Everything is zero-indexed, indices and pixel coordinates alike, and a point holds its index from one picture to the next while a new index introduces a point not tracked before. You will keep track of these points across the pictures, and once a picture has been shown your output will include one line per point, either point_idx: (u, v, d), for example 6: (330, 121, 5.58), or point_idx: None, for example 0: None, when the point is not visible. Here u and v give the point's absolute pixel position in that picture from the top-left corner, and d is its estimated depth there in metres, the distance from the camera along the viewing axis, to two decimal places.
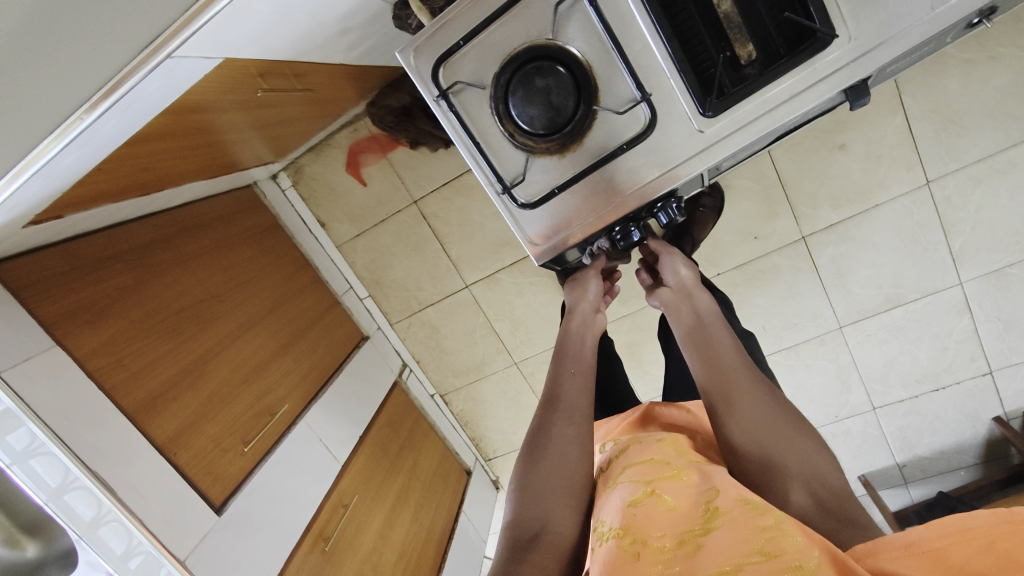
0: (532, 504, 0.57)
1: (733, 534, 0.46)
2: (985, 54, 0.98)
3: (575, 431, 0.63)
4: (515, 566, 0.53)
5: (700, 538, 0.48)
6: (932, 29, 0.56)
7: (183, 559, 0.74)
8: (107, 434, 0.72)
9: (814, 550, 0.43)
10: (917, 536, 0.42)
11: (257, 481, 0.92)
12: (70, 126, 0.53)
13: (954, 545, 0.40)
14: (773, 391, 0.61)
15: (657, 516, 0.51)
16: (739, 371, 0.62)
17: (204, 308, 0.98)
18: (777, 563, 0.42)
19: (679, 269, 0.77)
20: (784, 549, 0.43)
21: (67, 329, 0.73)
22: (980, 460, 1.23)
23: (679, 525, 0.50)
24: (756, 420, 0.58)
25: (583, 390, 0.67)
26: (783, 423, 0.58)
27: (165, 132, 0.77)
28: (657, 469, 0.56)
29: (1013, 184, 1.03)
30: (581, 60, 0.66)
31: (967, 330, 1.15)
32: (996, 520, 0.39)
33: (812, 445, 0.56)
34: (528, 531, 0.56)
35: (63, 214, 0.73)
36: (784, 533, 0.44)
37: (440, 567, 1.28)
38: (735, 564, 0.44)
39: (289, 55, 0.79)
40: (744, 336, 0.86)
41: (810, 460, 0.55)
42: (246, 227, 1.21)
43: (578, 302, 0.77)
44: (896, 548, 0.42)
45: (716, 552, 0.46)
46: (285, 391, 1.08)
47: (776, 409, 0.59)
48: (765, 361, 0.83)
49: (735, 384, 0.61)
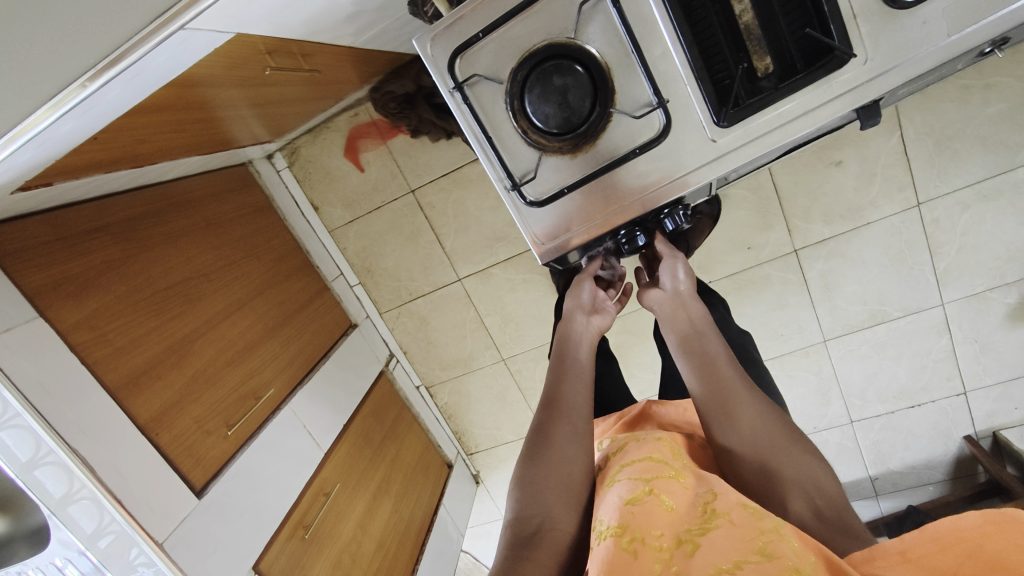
0: (533, 502, 0.58)
1: (732, 534, 0.47)
2: (981, 82, 1.00)
3: (575, 431, 0.63)
4: (516, 563, 0.53)
5: (698, 537, 0.48)
6: (946, 55, 0.58)
7: (162, 542, 0.73)
8: (89, 411, 0.70)
9: (810, 555, 0.45)
10: (910, 542, 0.43)
11: (239, 465, 0.90)
12: (67, 97, 0.51)
13: (944, 550, 0.41)
14: (768, 402, 0.62)
15: (657, 515, 0.52)
16: (734, 380, 0.63)
17: (193, 286, 0.96)
18: (775, 564, 0.44)
19: (678, 274, 0.74)
20: (783, 552, 0.44)
21: (50, 301, 0.71)
22: (948, 476, 1.27)
23: (677, 525, 0.51)
24: (755, 432, 0.59)
25: (583, 391, 0.68)
26: (782, 435, 0.58)
27: (164, 105, 0.75)
28: (657, 468, 0.57)
29: (999, 211, 1.06)
30: (600, 60, 0.66)
31: (945, 350, 1.18)
32: (982, 521, 0.41)
33: (811, 456, 0.57)
34: (529, 528, 0.56)
35: (53, 181, 0.71)
36: (781, 537, 0.46)
37: (419, 557, 1.27)
38: (734, 563, 0.45)
39: (299, 33, 0.77)
40: (741, 335, 0.88)
41: (808, 469, 0.56)
42: (238, 206, 1.19)
43: (572, 317, 0.76)
44: (891, 555, 0.43)
45: (715, 550, 0.46)
46: (271, 374, 1.07)
47: (771, 418, 0.60)
48: (760, 360, 0.84)
49: (733, 395, 0.61)
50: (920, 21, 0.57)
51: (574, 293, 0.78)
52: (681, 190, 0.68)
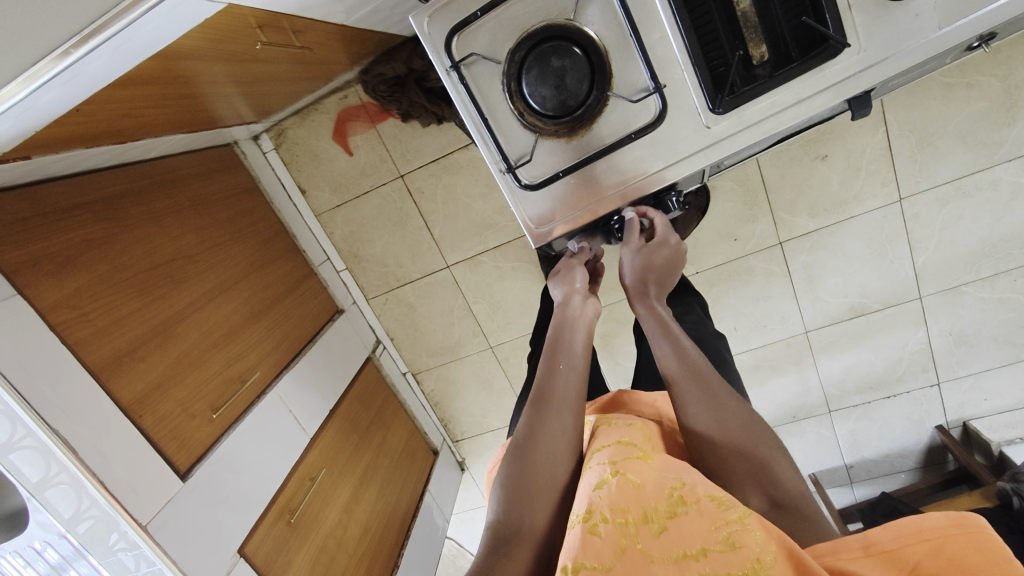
0: (519, 500, 0.55)
1: (699, 521, 0.48)
2: (964, 81, 1.02)
3: (563, 425, 0.62)
4: (497, 564, 0.51)
5: (665, 519, 0.49)
6: (936, 48, 0.59)
7: (146, 524, 0.72)
8: (70, 391, 0.69)
9: (772, 544, 0.45)
10: (877, 537, 0.44)
11: (224, 448, 0.89)
12: (44, 69, 0.50)
13: (908, 547, 0.42)
14: (727, 398, 0.59)
15: (624, 494, 0.51)
16: (685, 378, 0.61)
17: (176, 267, 0.94)
18: (739, 554, 0.44)
19: (643, 255, 0.71)
20: (747, 541, 0.45)
21: (29, 279, 0.69)
22: (920, 464, 1.32)
23: (644, 502, 0.50)
24: (709, 426, 0.58)
25: (573, 380, 0.66)
26: (738, 428, 0.57)
27: (150, 78, 0.73)
28: (625, 450, 0.57)
29: (977, 208, 1.09)
30: (598, 43, 0.66)
31: (921, 342, 1.21)
32: (948, 523, 0.42)
33: (767, 446, 0.56)
34: (511, 524, 0.54)
35: (32, 154, 0.69)
36: (746, 528, 0.46)
37: (404, 543, 1.28)
38: (700, 549, 0.46)
39: (291, 8, 0.76)
40: (716, 336, 0.86)
41: (764, 463, 0.54)
42: (223, 186, 1.17)
43: (568, 298, 0.75)
44: (854, 549, 0.44)
45: (682, 535, 0.47)
46: (256, 358, 1.05)
47: (728, 416, 0.57)
48: (731, 361, 0.82)
49: (691, 391, 0.60)
50: (913, 13, 0.58)
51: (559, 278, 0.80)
52: (658, 184, 0.70)
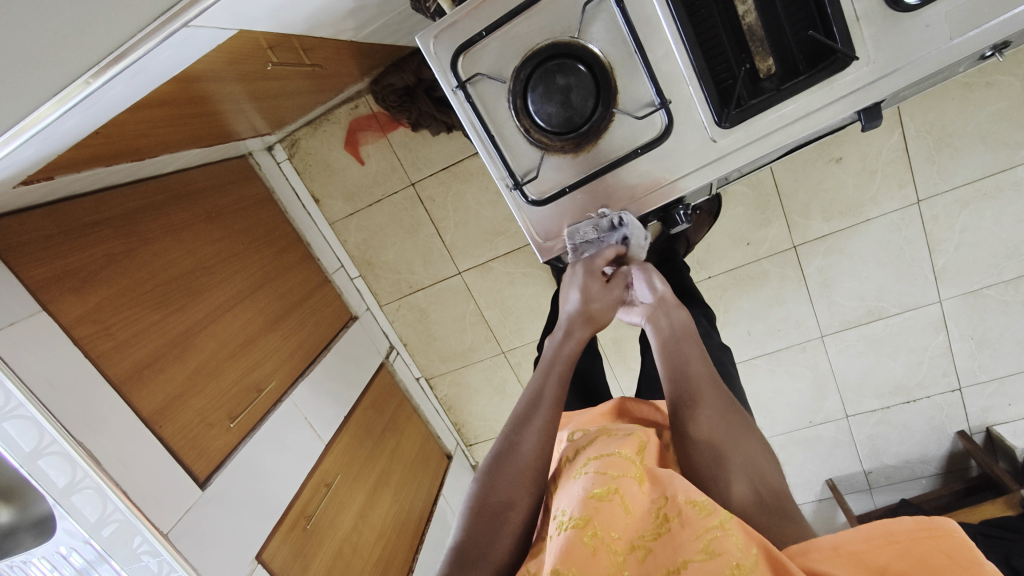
0: (480, 528, 0.53)
1: (683, 533, 0.46)
2: (983, 80, 1.00)
3: (537, 442, 0.59)
4: None
5: (650, 543, 0.48)
6: (948, 58, 0.58)
7: (166, 532, 0.74)
8: (93, 404, 0.71)
9: (753, 547, 0.44)
10: (845, 537, 0.43)
11: (242, 456, 0.92)
12: (73, 93, 0.51)
13: (875, 548, 0.42)
14: (734, 401, 0.62)
15: (617, 517, 0.49)
16: (703, 381, 0.64)
17: (194, 279, 0.96)
18: (718, 562, 0.43)
19: (656, 283, 0.76)
20: (726, 548, 0.44)
21: (54, 295, 0.71)
22: (941, 471, 1.29)
23: (634, 529, 0.49)
24: (713, 424, 0.59)
25: (552, 395, 0.62)
26: (736, 426, 0.59)
27: (166, 100, 0.75)
28: (624, 465, 0.54)
29: (998, 209, 1.07)
30: (603, 60, 0.66)
31: (942, 347, 1.19)
32: (915, 529, 0.41)
33: (756, 455, 0.57)
34: (470, 553, 0.52)
35: (55, 174, 0.71)
36: (727, 532, 0.45)
37: (417, 548, 1.30)
38: (680, 563, 0.45)
39: (300, 28, 0.78)
40: (721, 349, 0.86)
41: (754, 461, 0.56)
42: (239, 198, 1.19)
43: (572, 330, 0.68)
44: (823, 548, 0.43)
45: (666, 551, 0.46)
46: (272, 366, 1.07)
47: (732, 415, 0.60)
48: (735, 374, 0.81)
49: (701, 395, 0.62)
50: (924, 24, 0.57)
51: (594, 280, 0.70)
52: (668, 197, 0.69)
